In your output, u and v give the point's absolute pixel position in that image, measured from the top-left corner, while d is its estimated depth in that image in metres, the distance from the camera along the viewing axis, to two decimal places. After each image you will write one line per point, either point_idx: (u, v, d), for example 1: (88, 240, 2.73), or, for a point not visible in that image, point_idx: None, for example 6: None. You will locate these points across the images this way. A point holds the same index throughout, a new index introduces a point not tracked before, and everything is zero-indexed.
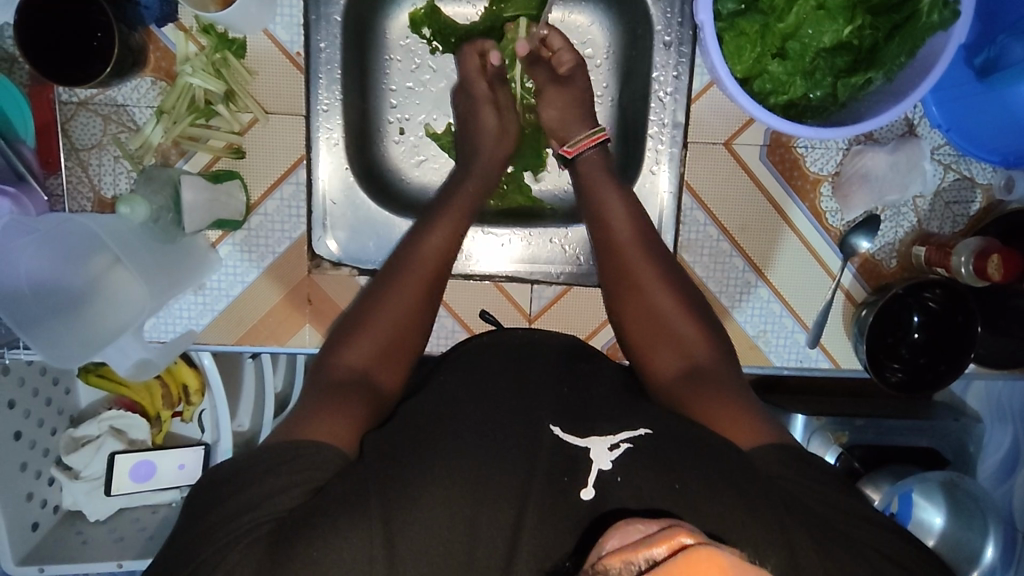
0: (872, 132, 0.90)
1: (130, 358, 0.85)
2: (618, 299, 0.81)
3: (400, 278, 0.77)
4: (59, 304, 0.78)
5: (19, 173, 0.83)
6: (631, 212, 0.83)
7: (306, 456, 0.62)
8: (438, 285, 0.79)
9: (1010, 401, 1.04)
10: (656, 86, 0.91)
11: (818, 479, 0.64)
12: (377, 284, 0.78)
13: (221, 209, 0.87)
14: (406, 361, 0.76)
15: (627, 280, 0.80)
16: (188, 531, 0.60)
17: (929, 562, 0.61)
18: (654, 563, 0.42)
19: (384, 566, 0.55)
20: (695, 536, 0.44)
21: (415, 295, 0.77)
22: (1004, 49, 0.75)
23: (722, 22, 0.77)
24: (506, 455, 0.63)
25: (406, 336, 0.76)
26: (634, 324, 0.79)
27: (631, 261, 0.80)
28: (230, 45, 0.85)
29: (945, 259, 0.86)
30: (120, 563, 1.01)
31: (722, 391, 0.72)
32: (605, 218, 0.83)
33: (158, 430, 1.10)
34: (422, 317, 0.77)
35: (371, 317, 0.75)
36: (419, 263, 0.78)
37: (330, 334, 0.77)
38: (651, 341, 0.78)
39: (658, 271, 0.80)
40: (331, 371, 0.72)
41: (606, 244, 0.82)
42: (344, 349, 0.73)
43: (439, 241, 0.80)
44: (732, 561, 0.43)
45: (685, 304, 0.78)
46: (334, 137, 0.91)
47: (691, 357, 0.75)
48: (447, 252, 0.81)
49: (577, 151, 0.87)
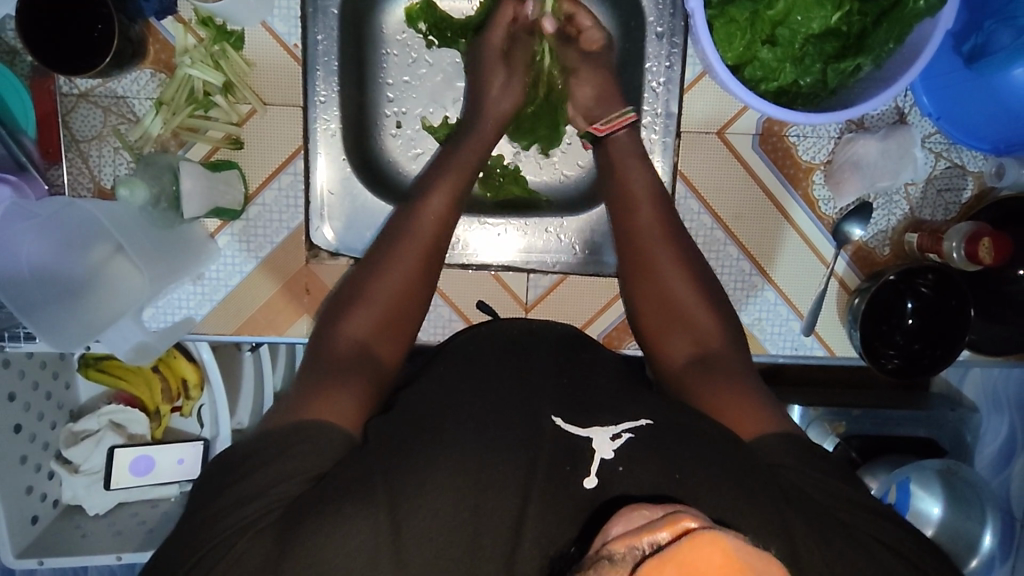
0: (863, 120, 0.91)
1: (129, 342, 0.88)
2: (632, 285, 0.82)
3: (398, 254, 0.77)
4: (62, 289, 0.80)
5: (20, 164, 0.85)
6: (649, 189, 0.83)
7: (312, 440, 0.63)
8: (435, 263, 0.79)
9: (1007, 388, 1.04)
10: (649, 76, 0.93)
11: (817, 466, 0.64)
12: (371, 260, 0.78)
13: (219, 198, 0.89)
14: (404, 338, 0.76)
15: (640, 263, 0.81)
16: (194, 518, 0.61)
17: (930, 552, 0.62)
18: (659, 546, 0.42)
19: (390, 563, 0.55)
20: (699, 521, 0.45)
21: (414, 270, 0.77)
22: (992, 35, 0.75)
23: (712, 10, 0.78)
24: (506, 441, 0.63)
25: (403, 313, 0.76)
26: (645, 304, 0.80)
27: (641, 228, 0.82)
28: (229, 37, 0.87)
29: (937, 244, 0.87)
30: (120, 556, 1.00)
31: (732, 377, 0.73)
32: (628, 197, 0.83)
33: (157, 425, 1.09)
34: (419, 293, 0.77)
35: (370, 292, 0.75)
36: (420, 231, 0.79)
37: (330, 305, 0.78)
38: (667, 326, 0.78)
39: (665, 247, 0.80)
40: (332, 343, 0.73)
41: (621, 212, 0.84)
42: (343, 321, 0.74)
43: (429, 215, 0.80)
44: (736, 546, 0.42)
45: (697, 292, 0.79)
46: (331, 128, 0.93)
47: (701, 348, 0.76)
48: (447, 217, 0.80)
49: (608, 130, 0.86)
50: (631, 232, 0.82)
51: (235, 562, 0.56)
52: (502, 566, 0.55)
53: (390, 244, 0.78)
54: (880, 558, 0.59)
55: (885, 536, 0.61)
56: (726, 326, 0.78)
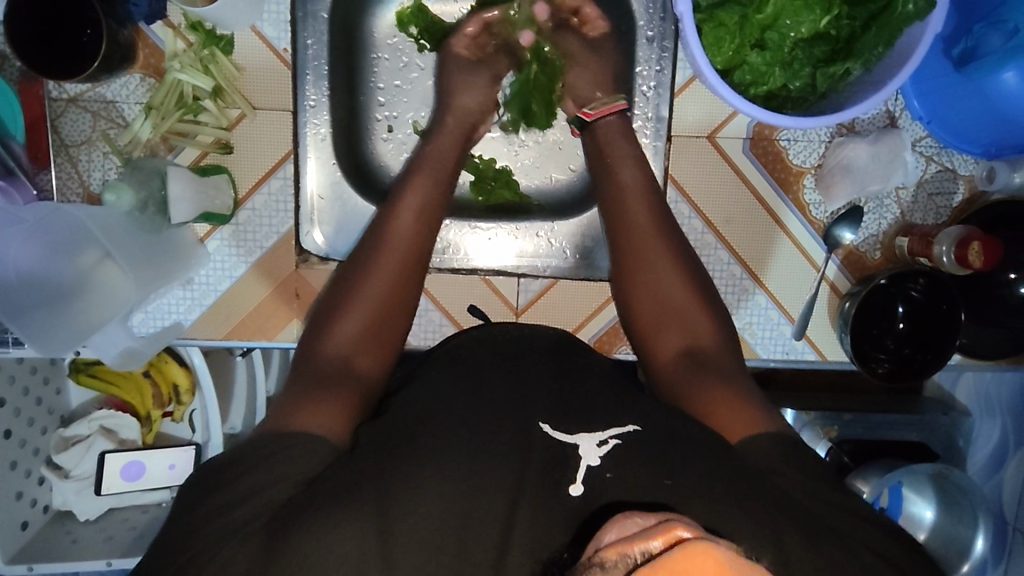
0: (854, 124, 0.92)
1: (117, 348, 0.87)
2: (625, 290, 0.81)
3: (378, 260, 0.76)
4: (49, 295, 0.79)
5: (9, 169, 0.85)
6: (630, 192, 0.82)
7: (300, 445, 0.62)
8: (419, 264, 0.78)
9: (999, 393, 1.04)
10: (639, 81, 0.93)
11: (808, 470, 0.64)
12: (353, 269, 0.77)
13: (209, 202, 0.88)
14: (391, 340, 0.75)
15: (631, 269, 0.80)
16: (180, 524, 0.60)
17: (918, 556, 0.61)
18: (652, 555, 0.42)
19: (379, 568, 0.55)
20: (693, 530, 0.44)
21: (400, 276, 0.76)
22: (981, 38, 0.76)
23: (700, 14, 0.78)
24: (495, 447, 0.63)
25: (388, 318, 0.75)
26: (640, 305, 0.79)
27: (637, 232, 0.80)
28: (218, 41, 0.87)
29: (927, 248, 0.87)
30: (109, 562, 0.99)
31: (720, 377, 0.72)
32: (620, 204, 0.82)
33: (148, 430, 1.08)
34: (404, 295, 0.76)
35: (353, 299, 0.74)
36: (403, 238, 0.78)
37: (318, 309, 0.77)
38: (658, 324, 0.78)
39: (652, 249, 0.79)
40: (316, 361, 0.72)
41: (616, 214, 0.82)
42: (331, 330, 0.73)
43: (413, 218, 0.78)
44: (728, 555, 0.42)
45: (689, 295, 0.78)
46: (321, 132, 0.93)
47: (697, 342, 0.76)
48: (431, 223, 0.79)
49: (597, 114, 0.85)
50: (622, 238, 0.81)
51: (224, 566, 0.55)
52: (490, 569, 0.55)
53: (371, 251, 0.77)
54: (868, 563, 0.58)
55: (872, 541, 0.60)
56: (720, 327, 0.77)
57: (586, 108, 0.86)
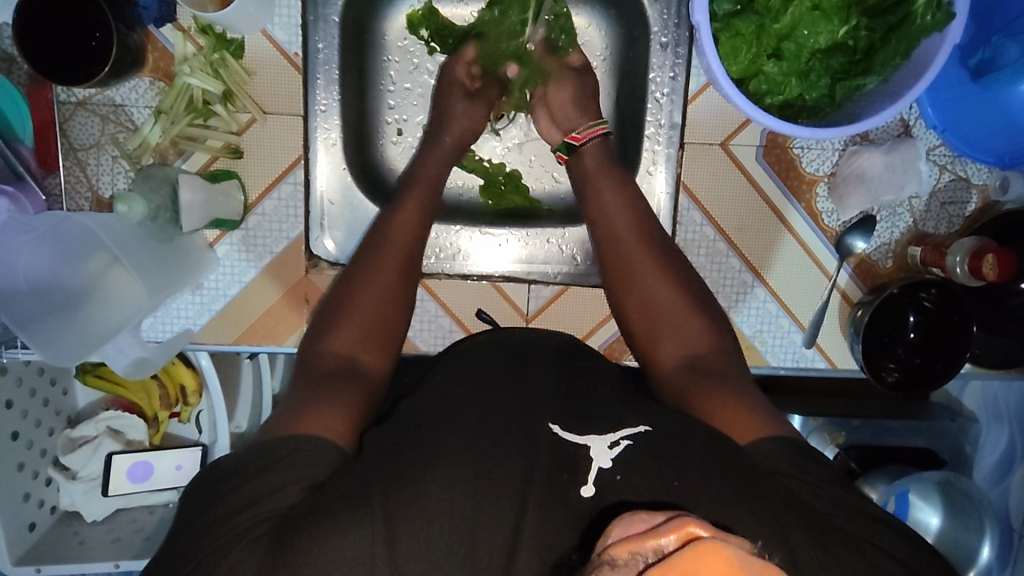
0: (868, 133, 0.91)
1: (127, 357, 0.87)
2: (618, 295, 0.81)
3: (375, 264, 0.78)
4: (59, 302, 0.79)
5: (16, 174, 0.84)
6: (620, 199, 0.83)
7: (304, 452, 0.62)
8: (412, 267, 0.80)
9: (1007, 399, 1.03)
10: (653, 87, 0.93)
11: (822, 476, 0.63)
12: (349, 274, 0.78)
13: (219, 209, 0.88)
14: (390, 347, 0.76)
15: (615, 275, 0.81)
16: (191, 525, 0.60)
17: (929, 559, 0.60)
18: (663, 555, 0.42)
19: (384, 562, 0.54)
20: (706, 528, 0.43)
21: (392, 276, 0.78)
22: (999, 50, 0.75)
23: (717, 23, 0.78)
24: (506, 451, 0.62)
25: (386, 324, 0.76)
26: (644, 314, 0.79)
27: (631, 245, 0.81)
28: (228, 45, 0.86)
29: (941, 259, 0.87)
30: (117, 563, 1.00)
31: (726, 384, 0.72)
32: (604, 209, 0.84)
33: (155, 431, 1.08)
34: (399, 299, 0.77)
35: (349, 305, 0.75)
36: (393, 240, 0.80)
37: (318, 315, 0.77)
38: (659, 331, 0.78)
39: (641, 253, 0.80)
40: (317, 360, 0.72)
41: (610, 233, 0.82)
42: (328, 336, 0.73)
43: (402, 223, 0.81)
44: (743, 557, 0.41)
45: (681, 301, 0.78)
46: (332, 137, 0.92)
47: (701, 354, 0.75)
48: (419, 226, 0.82)
49: (586, 138, 0.87)
50: (608, 242, 0.82)
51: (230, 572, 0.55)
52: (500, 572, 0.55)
53: (366, 257, 0.79)
54: (878, 563, 0.58)
55: (889, 544, 0.59)
56: (720, 332, 0.77)
57: (574, 134, 0.88)
